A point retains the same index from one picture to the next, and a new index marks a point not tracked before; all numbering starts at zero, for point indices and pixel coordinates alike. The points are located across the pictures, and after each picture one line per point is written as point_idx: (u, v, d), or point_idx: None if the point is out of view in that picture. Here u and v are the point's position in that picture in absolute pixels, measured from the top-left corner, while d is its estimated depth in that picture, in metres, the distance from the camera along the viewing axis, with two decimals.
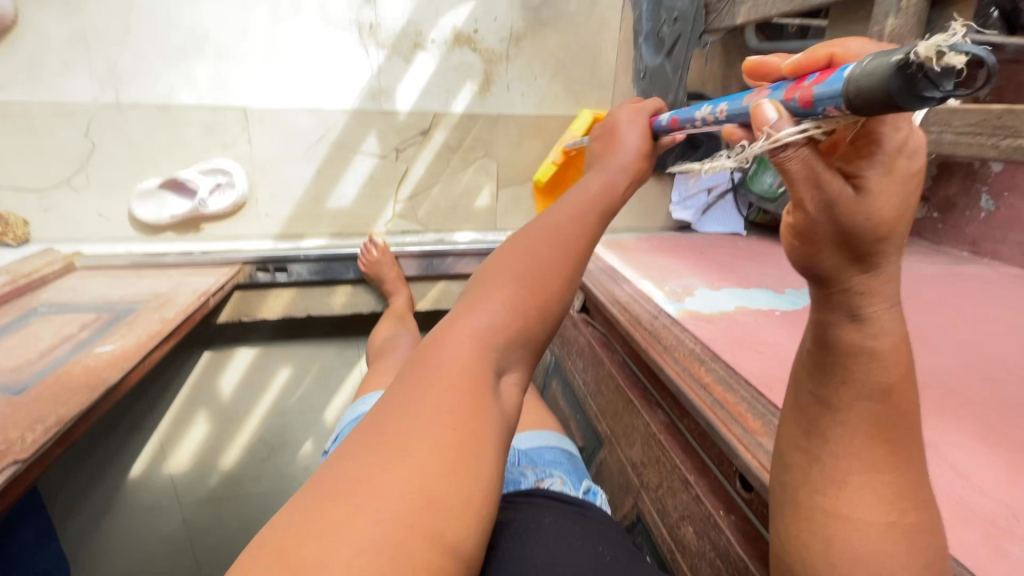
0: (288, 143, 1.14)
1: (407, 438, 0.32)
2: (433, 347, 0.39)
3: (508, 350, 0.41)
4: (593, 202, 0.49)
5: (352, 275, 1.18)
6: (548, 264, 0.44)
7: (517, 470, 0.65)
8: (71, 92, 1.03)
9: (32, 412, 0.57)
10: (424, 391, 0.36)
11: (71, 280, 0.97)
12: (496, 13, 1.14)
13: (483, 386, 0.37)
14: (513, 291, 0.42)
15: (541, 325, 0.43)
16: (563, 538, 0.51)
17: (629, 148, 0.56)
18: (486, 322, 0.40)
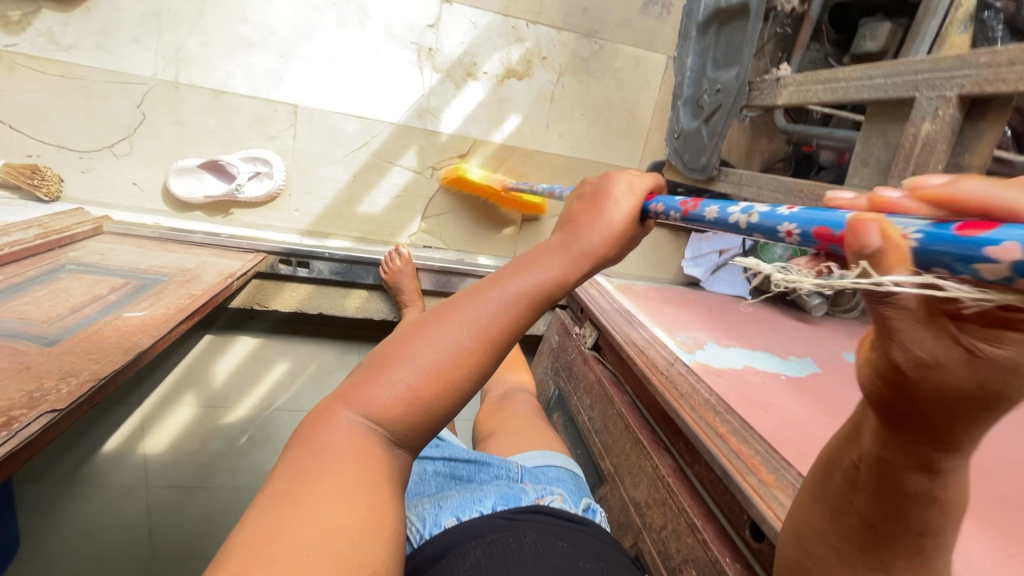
0: (331, 145, 1.18)
1: (314, 492, 0.35)
2: (320, 414, 0.40)
3: (396, 431, 0.40)
4: (515, 287, 0.43)
5: (371, 280, 1.19)
6: (451, 348, 0.41)
7: (519, 485, 0.65)
8: (134, 64, 1.06)
9: (65, 364, 0.58)
10: (314, 456, 0.37)
11: (99, 242, 0.98)
12: (547, 56, 1.20)
13: (377, 456, 0.39)
14: (408, 374, 0.40)
15: (437, 409, 0.41)
16: (552, 558, 0.52)
17: (608, 218, 0.46)
18: (379, 401, 0.39)
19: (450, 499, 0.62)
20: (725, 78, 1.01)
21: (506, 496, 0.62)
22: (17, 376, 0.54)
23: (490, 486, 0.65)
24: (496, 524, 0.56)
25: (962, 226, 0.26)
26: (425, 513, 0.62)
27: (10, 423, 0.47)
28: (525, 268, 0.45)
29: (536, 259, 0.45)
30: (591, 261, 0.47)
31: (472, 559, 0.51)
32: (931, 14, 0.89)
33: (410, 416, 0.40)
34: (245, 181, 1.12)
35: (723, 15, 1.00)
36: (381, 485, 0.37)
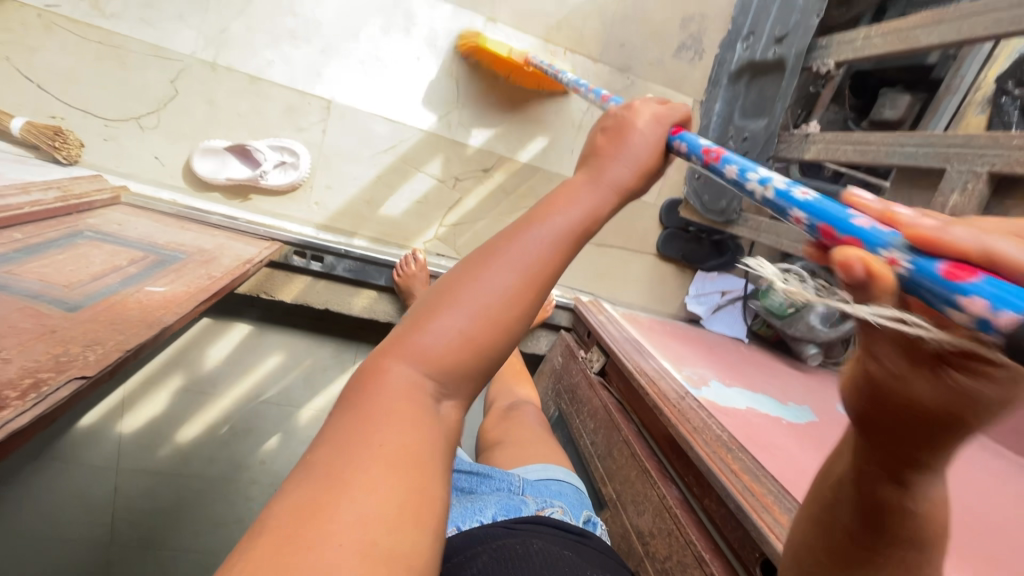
0: (359, 144, 1.18)
1: (363, 461, 0.34)
2: (371, 367, 0.40)
3: (449, 377, 0.40)
4: (557, 226, 0.44)
5: (383, 282, 1.18)
6: (504, 290, 0.41)
7: (518, 497, 0.65)
8: (175, 40, 1.06)
9: (89, 332, 0.57)
10: (359, 420, 0.36)
11: (116, 212, 0.96)
12: (580, 84, 1.22)
13: (428, 410, 0.38)
14: (460, 318, 0.40)
15: (488, 352, 0.41)
16: (561, 562, 0.52)
17: (636, 153, 0.48)
18: (432, 346, 0.39)
19: (452, 509, 0.62)
20: (754, 126, 1.07)
21: (505, 505, 0.62)
22: (42, 339, 0.53)
23: (489, 496, 0.64)
24: (500, 530, 0.55)
25: (950, 266, 0.25)
26: None
27: (38, 386, 0.46)
28: (563, 209, 0.45)
29: (572, 195, 0.46)
30: (623, 192, 0.48)
31: (478, 565, 0.49)
32: (952, 93, 0.97)
33: (462, 363, 0.40)
34: (270, 168, 1.11)
35: (756, 68, 1.05)
36: (429, 447, 0.37)
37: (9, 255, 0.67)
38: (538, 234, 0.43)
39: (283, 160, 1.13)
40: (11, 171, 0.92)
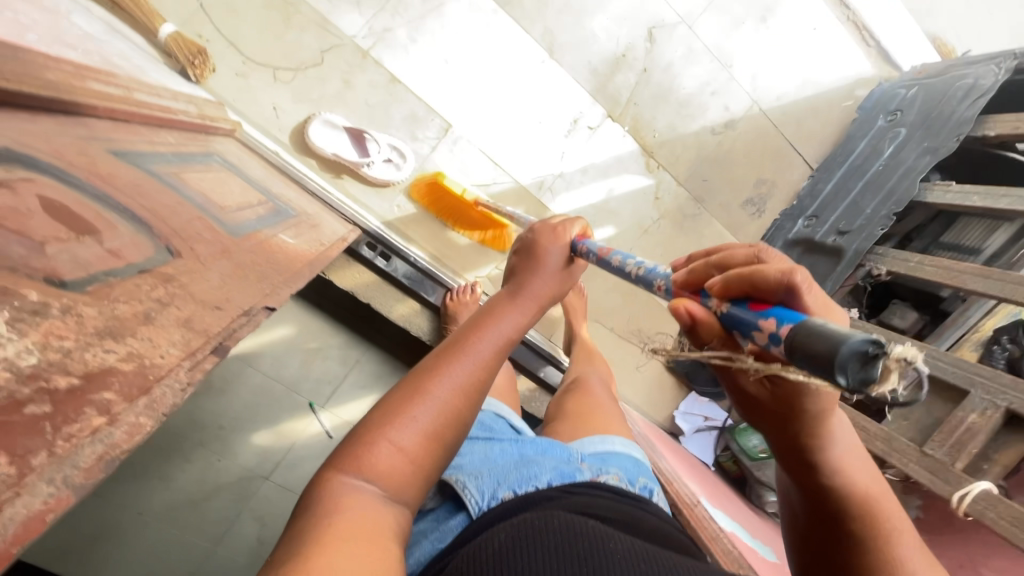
0: (459, 173, 1.23)
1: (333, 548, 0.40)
2: (320, 489, 0.47)
3: (393, 486, 0.49)
4: (481, 343, 0.58)
5: (433, 299, 1.22)
6: (438, 406, 0.53)
7: (576, 465, 0.65)
8: (343, 21, 1.13)
9: (254, 264, 0.59)
10: (311, 525, 0.43)
11: (233, 145, 0.97)
12: (660, 197, 1.35)
13: (382, 517, 0.46)
14: (401, 430, 0.50)
15: (429, 452, 0.51)
16: (574, 528, 0.46)
17: (547, 268, 0.68)
18: (383, 464, 0.48)
19: (508, 476, 0.61)
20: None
21: (560, 473, 0.62)
22: (223, 256, 0.55)
23: (545, 461, 0.64)
24: (548, 498, 0.55)
25: (748, 306, 0.40)
26: (480, 479, 0.61)
27: (231, 315, 0.49)
28: (485, 328, 0.59)
29: (495, 314, 0.62)
30: (542, 305, 0.66)
31: (492, 547, 0.45)
32: (956, 325, 1.12)
33: (405, 475, 0.49)
34: (376, 161, 1.15)
35: (814, 246, 1.25)
36: (384, 545, 0.43)
37: (171, 157, 0.68)
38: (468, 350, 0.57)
39: (391, 158, 1.17)
40: (156, 73, 0.92)
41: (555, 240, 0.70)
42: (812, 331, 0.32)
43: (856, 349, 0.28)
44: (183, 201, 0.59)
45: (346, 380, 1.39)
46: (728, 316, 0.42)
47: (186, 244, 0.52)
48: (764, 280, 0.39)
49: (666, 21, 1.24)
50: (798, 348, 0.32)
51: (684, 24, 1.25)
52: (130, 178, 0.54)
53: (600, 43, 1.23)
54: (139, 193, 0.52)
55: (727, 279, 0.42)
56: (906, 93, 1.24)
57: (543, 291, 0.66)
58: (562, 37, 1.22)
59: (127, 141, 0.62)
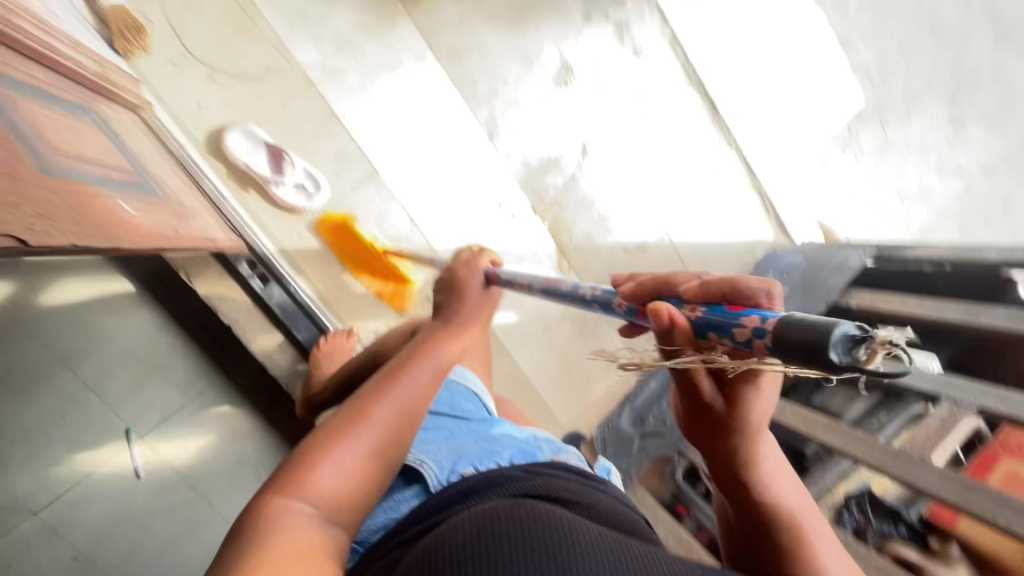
0: (372, 219, 1.21)
1: (285, 564, 0.43)
2: (265, 510, 0.49)
3: (336, 508, 0.52)
4: (425, 372, 0.66)
5: (301, 337, 1.12)
6: (382, 431, 0.58)
7: (536, 444, 0.78)
8: (300, 50, 1.15)
9: (49, 203, 0.50)
10: (262, 544, 0.46)
11: (131, 119, 0.91)
12: None
13: (321, 534, 0.49)
14: (347, 453, 0.55)
15: (373, 474, 0.56)
16: (543, 520, 0.48)
17: (470, 301, 0.81)
18: (326, 484, 0.52)
19: (467, 452, 0.72)
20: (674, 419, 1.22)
21: (520, 450, 0.74)
22: (6, 179, 0.47)
23: (506, 442, 0.76)
24: (513, 479, 0.61)
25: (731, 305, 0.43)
26: (440, 458, 0.71)
27: None
28: (428, 358, 0.68)
29: (434, 349, 0.70)
30: (469, 336, 0.77)
31: (458, 538, 0.47)
32: (814, 483, 1.11)
33: (347, 498, 0.53)
34: (287, 183, 1.12)
35: None
36: (329, 564, 0.46)
37: (22, 86, 0.62)
38: (416, 376, 0.65)
39: (303, 185, 1.14)
40: (72, 25, 0.88)
41: (472, 272, 0.83)
42: (803, 322, 0.35)
43: (847, 333, 0.32)
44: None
45: (179, 410, 1.20)
46: (701, 319, 0.44)
47: None
48: (743, 289, 0.44)
49: (599, 139, 1.35)
50: (787, 336, 0.35)
51: (614, 147, 1.36)
52: None
53: (537, 142, 1.31)
54: None
55: (710, 284, 0.46)
56: (795, 258, 1.36)
57: (468, 326, 0.78)
58: (504, 125, 1.29)
59: None
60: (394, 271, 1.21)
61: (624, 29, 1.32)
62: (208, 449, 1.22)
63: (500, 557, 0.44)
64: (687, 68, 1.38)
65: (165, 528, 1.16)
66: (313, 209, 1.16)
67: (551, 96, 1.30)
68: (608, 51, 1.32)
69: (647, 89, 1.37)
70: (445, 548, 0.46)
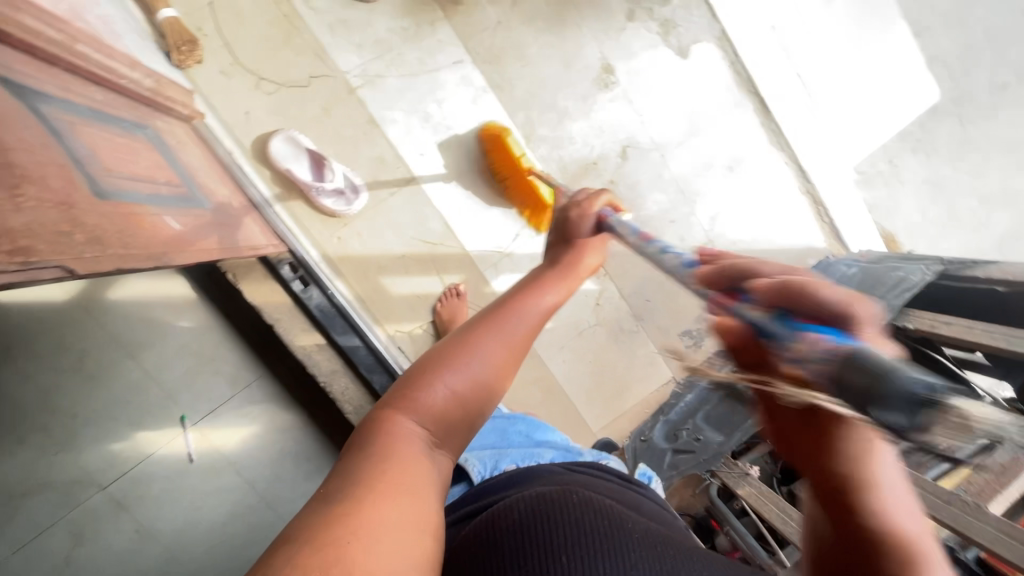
0: (407, 222, 1.23)
1: (391, 483, 0.43)
2: (377, 421, 0.50)
3: (437, 429, 0.52)
4: (530, 312, 0.62)
5: (339, 339, 1.15)
6: (490, 364, 0.56)
7: (575, 450, 0.85)
8: (341, 58, 1.17)
9: (100, 228, 0.54)
10: (371, 453, 0.46)
11: (184, 130, 0.96)
12: (601, 304, 1.34)
13: (425, 456, 0.49)
14: (454, 378, 0.54)
15: (475, 404, 0.55)
16: (597, 509, 0.50)
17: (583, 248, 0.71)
18: (432, 405, 0.52)
19: (507, 454, 0.77)
20: (709, 436, 1.23)
21: (561, 454, 0.80)
22: (60, 209, 0.50)
23: (546, 448, 0.81)
24: (553, 472, 0.63)
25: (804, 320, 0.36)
26: (483, 458, 0.74)
27: (29, 256, 0.43)
28: (531, 296, 0.63)
29: (543, 285, 0.65)
30: (581, 277, 0.70)
31: (513, 518, 0.49)
32: None
33: (451, 422, 0.53)
34: (327, 189, 1.13)
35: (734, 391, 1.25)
36: (429, 491, 0.46)
37: (80, 109, 0.66)
38: (520, 315, 0.60)
39: (342, 191, 1.16)
40: (131, 42, 0.92)
41: (585, 214, 0.72)
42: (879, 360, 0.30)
43: (913, 388, 0.28)
44: (53, 147, 0.55)
45: (227, 401, 1.27)
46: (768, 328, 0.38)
47: (12, 178, 0.47)
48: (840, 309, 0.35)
49: (641, 143, 1.31)
50: (848, 378, 0.31)
51: (657, 152, 1.32)
52: None
53: (575, 146, 1.28)
54: None
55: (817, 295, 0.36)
56: (847, 269, 1.26)
57: (580, 270, 0.70)
58: (541, 130, 1.26)
59: (31, 78, 0.60)
60: (535, 199, 1.21)
61: (669, 28, 1.27)
62: (253, 439, 1.29)
63: (553, 539, 0.46)
64: (736, 68, 1.31)
65: (215, 510, 1.24)
66: (351, 214, 1.19)
67: (591, 99, 1.27)
68: (650, 51, 1.28)
69: (692, 91, 1.31)
70: (500, 526, 0.48)
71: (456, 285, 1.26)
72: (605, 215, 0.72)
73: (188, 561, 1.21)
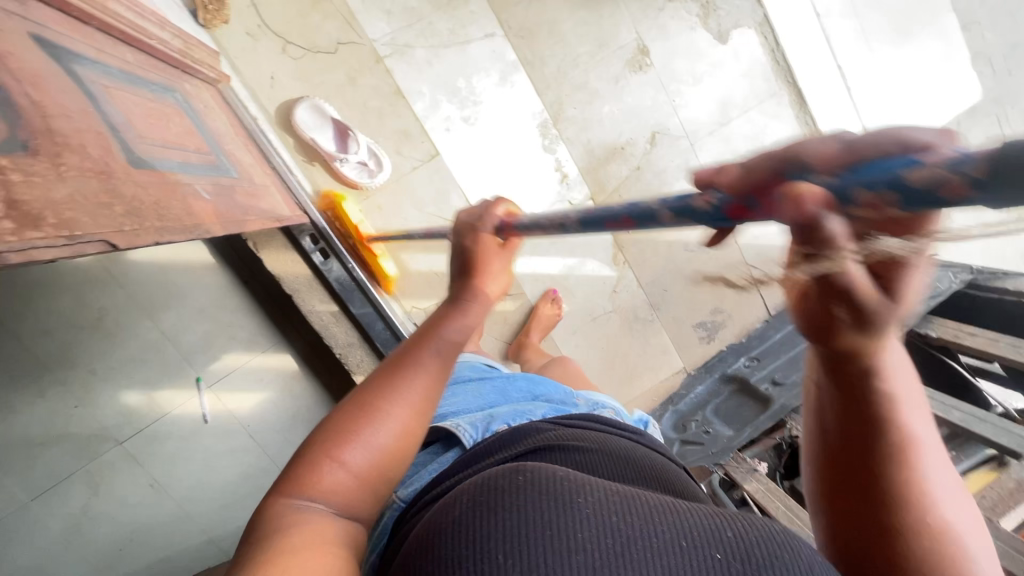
0: (429, 196, 1.21)
1: (289, 558, 0.41)
2: (274, 504, 0.47)
3: (349, 492, 0.50)
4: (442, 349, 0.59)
5: (356, 312, 1.16)
6: (392, 428, 0.53)
7: (573, 401, 0.76)
8: (370, 25, 1.14)
9: (135, 199, 0.53)
10: (262, 542, 0.44)
11: (210, 94, 0.94)
12: (618, 291, 1.34)
13: (335, 527, 0.47)
14: (373, 433, 0.52)
15: (392, 456, 0.53)
16: (540, 484, 0.42)
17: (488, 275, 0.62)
18: (331, 480, 0.49)
19: (500, 413, 0.69)
20: (716, 428, 1.33)
21: (556, 408, 0.71)
22: (97, 178, 0.49)
23: (541, 402, 0.73)
24: (534, 432, 0.59)
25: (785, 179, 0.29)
26: (471, 425, 0.66)
27: (72, 229, 0.42)
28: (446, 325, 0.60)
29: (443, 323, 0.60)
30: (491, 303, 0.63)
31: (453, 513, 0.42)
32: None
33: (360, 490, 0.50)
34: (350, 161, 1.12)
35: (745, 386, 1.34)
36: (339, 553, 0.44)
37: (114, 72, 0.65)
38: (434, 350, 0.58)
39: (366, 163, 1.14)
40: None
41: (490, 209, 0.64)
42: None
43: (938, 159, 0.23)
44: (89, 112, 0.54)
45: (243, 367, 1.28)
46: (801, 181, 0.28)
47: (52, 146, 0.46)
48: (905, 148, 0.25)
49: (670, 129, 1.27)
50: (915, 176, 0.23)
51: (686, 139, 1.28)
52: (30, 64, 0.49)
53: (603, 129, 1.25)
54: (31, 80, 0.47)
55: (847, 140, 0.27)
56: None
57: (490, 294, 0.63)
58: (570, 111, 1.24)
59: (68, 37, 0.59)
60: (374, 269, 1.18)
61: (709, 12, 1.24)
62: (266, 403, 1.31)
63: (491, 530, 0.39)
64: (775, 56, 1.28)
65: (227, 470, 1.27)
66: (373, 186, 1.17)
67: (623, 81, 1.24)
68: (687, 35, 1.24)
69: (728, 79, 1.27)
70: (440, 524, 0.42)
71: None
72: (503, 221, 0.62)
73: (203, 513, 1.25)
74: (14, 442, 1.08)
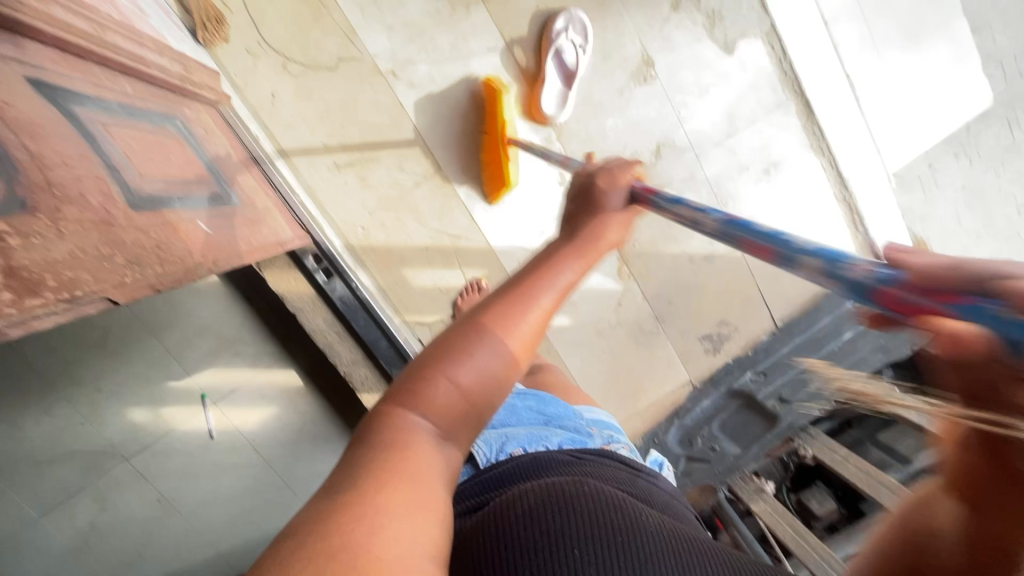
0: (434, 213, 1.21)
1: (391, 496, 0.34)
2: (379, 416, 0.40)
3: (450, 424, 0.41)
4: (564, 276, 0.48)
5: (360, 331, 1.15)
6: (508, 350, 0.43)
7: (587, 431, 0.75)
8: (369, 41, 1.12)
9: (134, 244, 0.53)
10: (358, 467, 0.36)
11: (211, 116, 0.93)
12: (623, 304, 1.32)
13: (438, 464, 0.39)
14: (483, 364, 0.42)
15: (495, 397, 0.43)
16: (605, 499, 0.45)
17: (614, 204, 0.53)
18: (441, 398, 0.40)
19: (515, 435, 0.69)
20: (724, 446, 1.33)
21: (572, 438, 0.70)
22: (98, 228, 0.49)
23: (557, 429, 0.72)
24: (559, 461, 0.58)
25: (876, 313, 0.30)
26: (481, 443, 0.66)
27: (73, 292, 0.43)
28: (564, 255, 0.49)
29: (564, 253, 0.49)
30: (613, 242, 0.53)
31: (522, 504, 0.44)
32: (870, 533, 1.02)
33: (463, 418, 0.42)
34: (568, 50, 1.15)
35: (752, 402, 1.34)
36: (435, 504, 0.36)
37: (113, 107, 0.64)
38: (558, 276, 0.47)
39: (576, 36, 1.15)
40: (157, 20, 0.89)
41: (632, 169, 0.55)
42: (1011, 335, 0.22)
43: None
44: (88, 157, 0.53)
45: (247, 382, 1.28)
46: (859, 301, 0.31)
47: (51, 200, 0.45)
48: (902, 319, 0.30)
49: (676, 141, 1.26)
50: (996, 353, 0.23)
51: (692, 151, 1.27)
52: (28, 112, 0.48)
53: (607, 142, 1.24)
54: (28, 130, 0.47)
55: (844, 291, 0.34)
56: None
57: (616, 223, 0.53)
58: (574, 124, 1.22)
59: (64, 76, 0.58)
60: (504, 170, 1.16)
61: (716, 21, 1.22)
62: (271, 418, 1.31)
63: (563, 528, 0.42)
64: (782, 67, 1.25)
65: (234, 484, 1.28)
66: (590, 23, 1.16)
67: (628, 93, 1.22)
68: (692, 46, 1.22)
69: (734, 89, 1.26)
70: (508, 516, 0.43)
71: (477, 279, 1.25)
72: (640, 187, 0.54)
73: (210, 528, 1.26)
74: (19, 460, 1.08)
